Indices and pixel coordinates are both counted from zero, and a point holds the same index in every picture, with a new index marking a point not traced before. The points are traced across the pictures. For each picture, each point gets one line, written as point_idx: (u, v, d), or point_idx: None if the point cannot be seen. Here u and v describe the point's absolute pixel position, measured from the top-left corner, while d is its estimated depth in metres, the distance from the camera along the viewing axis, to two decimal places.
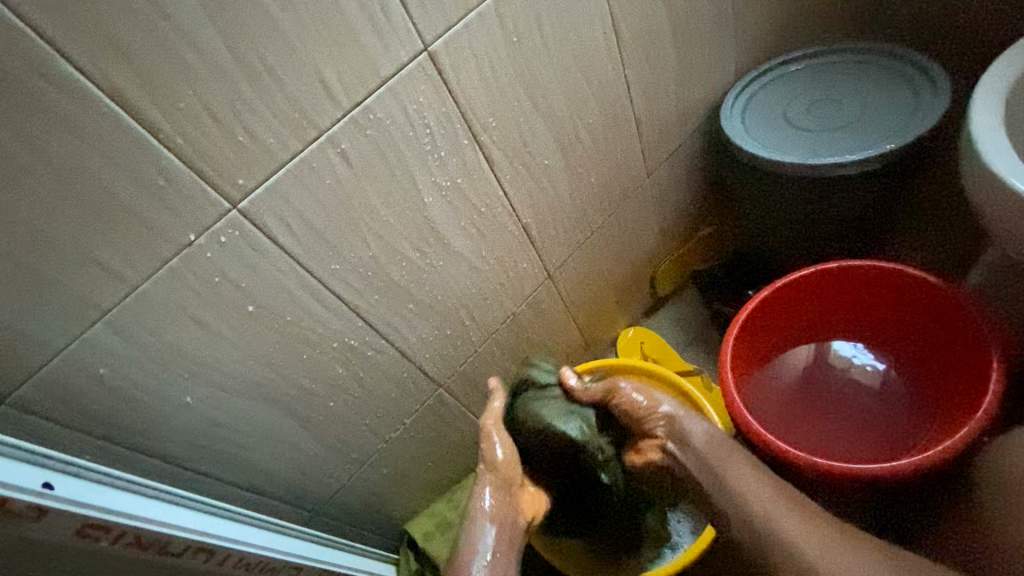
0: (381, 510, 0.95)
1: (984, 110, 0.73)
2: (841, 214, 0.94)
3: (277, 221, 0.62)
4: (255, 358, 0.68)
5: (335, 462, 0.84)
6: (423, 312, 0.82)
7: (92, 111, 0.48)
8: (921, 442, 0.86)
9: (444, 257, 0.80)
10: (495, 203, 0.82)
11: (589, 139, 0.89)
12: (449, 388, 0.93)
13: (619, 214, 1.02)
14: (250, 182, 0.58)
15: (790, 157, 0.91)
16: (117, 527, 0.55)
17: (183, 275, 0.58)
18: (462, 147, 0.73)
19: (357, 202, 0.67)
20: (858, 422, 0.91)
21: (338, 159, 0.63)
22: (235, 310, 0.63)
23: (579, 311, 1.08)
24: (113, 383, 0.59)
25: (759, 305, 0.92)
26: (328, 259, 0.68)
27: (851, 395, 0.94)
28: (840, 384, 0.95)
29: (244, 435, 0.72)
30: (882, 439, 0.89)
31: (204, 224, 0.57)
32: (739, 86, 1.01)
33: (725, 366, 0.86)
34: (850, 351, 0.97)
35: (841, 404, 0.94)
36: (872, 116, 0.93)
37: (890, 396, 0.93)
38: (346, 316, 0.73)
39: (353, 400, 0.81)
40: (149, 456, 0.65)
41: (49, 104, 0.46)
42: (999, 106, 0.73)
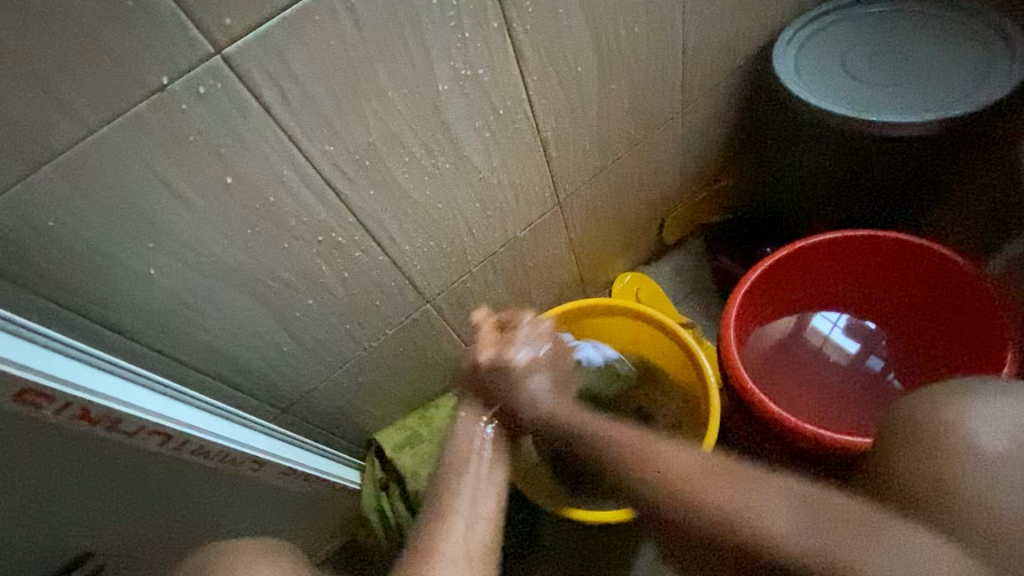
0: (352, 418, 0.92)
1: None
2: (878, 181, 0.88)
3: (268, 81, 0.53)
4: (231, 239, 0.61)
5: (308, 363, 0.80)
6: (420, 219, 0.75)
7: None
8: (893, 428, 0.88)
9: (451, 160, 0.72)
10: (515, 107, 0.73)
11: (629, 52, 0.79)
12: (436, 305, 0.88)
13: (641, 146, 0.94)
14: (239, 24, 0.48)
15: (842, 109, 0.83)
16: (63, 398, 0.50)
17: (151, 128, 0.50)
18: (490, 31, 0.64)
19: (363, 75, 0.58)
20: (832, 396, 0.93)
21: (346, 17, 0.53)
22: (213, 179, 0.55)
23: (581, 245, 1.02)
24: (64, 240, 0.52)
25: (776, 264, 0.88)
26: (322, 138, 0.59)
27: (828, 369, 0.95)
28: (820, 357, 0.95)
29: (213, 320, 0.66)
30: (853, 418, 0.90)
31: (180, 68, 0.48)
32: (800, 21, 0.91)
33: (729, 322, 0.82)
34: (828, 329, 0.96)
35: (808, 377, 0.94)
36: (941, 77, 0.84)
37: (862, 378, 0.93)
38: (335, 208, 0.66)
39: (334, 301, 0.75)
40: (105, 328, 0.59)
41: None
42: None
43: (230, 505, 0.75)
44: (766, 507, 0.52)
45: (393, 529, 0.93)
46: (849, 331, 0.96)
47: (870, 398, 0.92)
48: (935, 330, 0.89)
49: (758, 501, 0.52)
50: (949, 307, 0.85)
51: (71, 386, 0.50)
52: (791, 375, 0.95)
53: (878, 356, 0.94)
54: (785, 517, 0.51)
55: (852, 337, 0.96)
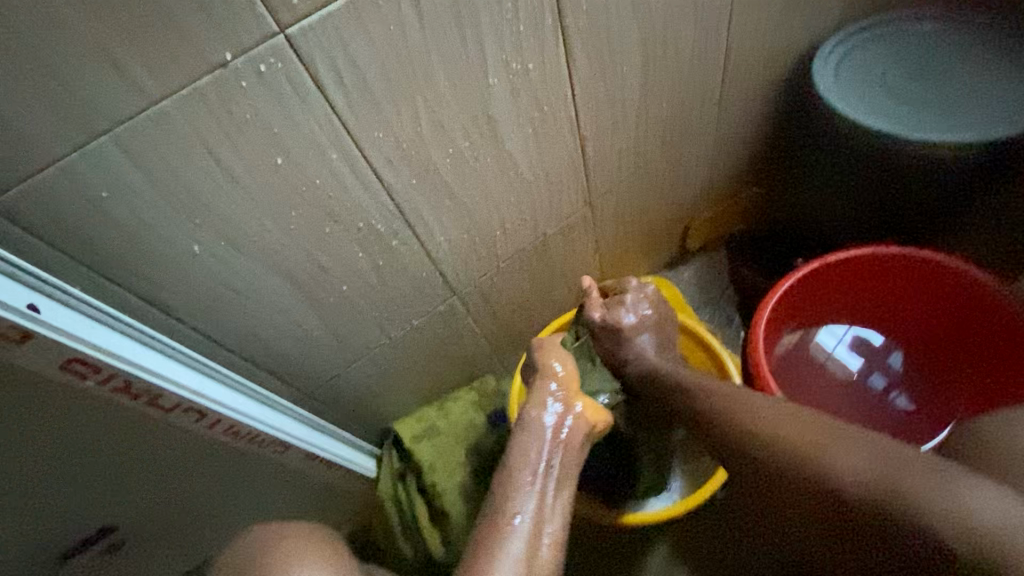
0: (372, 405, 0.92)
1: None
2: (912, 200, 0.88)
3: (327, 65, 0.52)
4: (275, 220, 0.61)
5: (335, 349, 0.80)
6: (457, 210, 0.75)
7: None
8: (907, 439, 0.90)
9: (492, 154, 0.72)
10: (559, 105, 0.73)
11: (674, 57, 0.79)
12: (463, 298, 0.88)
13: (675, 151, 0.94)
14: (305, 5, 0.48)
15: (883, 125, 0.83)
16: (107, 369, 0.50)
17: (210, 104, 0.49)
18: (544, 28, 0.63)
19: (418, 64, 0.57)
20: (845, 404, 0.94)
21: (408, 3, 0.53)
22: (263, 159, 0.55)
23: (607, 247, 1.03)
24: (114, 213, 0.52)
25: (805, 277, 0.88)
26: (372, 124, 0.59)
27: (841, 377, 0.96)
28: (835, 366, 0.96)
29: (249, 301, 0.66)
30: (866, 427, 0.93)
31: (244, 45, 0.48)
32: (841, 35, 0.91)
33: (758, 333, 0.82)
34: (835, 341, 0.97)
35: (813, 389, 0.96)
36: (982, 99, 0.84)
37: (865, 394, 0.95)
38: (378, 196, 0.66)
39: (367, 289, 0.75)
40: (144, 302, 0.59)
41: None
42: None
43: (253, 487, 0.75)
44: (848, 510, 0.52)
45: (408, 518, 0.93)
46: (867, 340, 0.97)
47: (871, 412, 0.94)
48: (943, 348, 0.91)
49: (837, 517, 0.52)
50: (965, 328, 0.86)
51: (115, 358, 0.50)
52: (802, 381, 0.96)
53: (880, 372, 0.96)
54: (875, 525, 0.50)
55: (857, 352, 0.97)
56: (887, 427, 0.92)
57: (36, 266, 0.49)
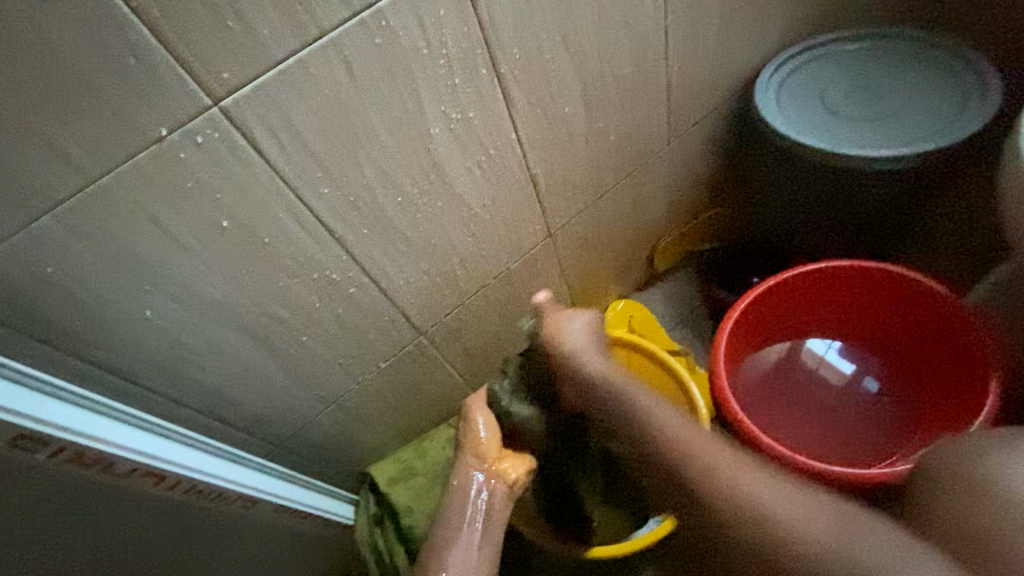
0: (346, 450, 0.92)
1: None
2: (860, 213, 0.91)
3: (264, 129, 0.55)
4: (227, 279, 0.62)
5: (302, 398, 0.80)
6: (413, 254, 0.76)
7: None
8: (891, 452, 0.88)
9: (444, 198, 0.74)
10: (505, 146, 0.75)
11: (615, 93, 0.82)
12: (430, 337, 0.89)
13: (630, 179, 0.97)
14: (237, 78, 0.50)
15: (821, 144, 0.86)
16: (57, 441, 0.50)
17: (150, 177, 0.51)
18: (480, 77, 0.66)
19: (357, 121, 0.60)
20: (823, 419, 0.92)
21: (340, 67, 0.55)
22: (209, 223, 0.57)
23: (573, 275, 1.04)
24: (62, 285, 0.53)
25: (763, 295, 0.89)
26: (316, 180, 0.61)
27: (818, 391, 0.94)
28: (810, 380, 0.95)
29: (208, 359, 0.67)
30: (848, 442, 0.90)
31: (179, 119, 0.50)
32: (779, 60, 0.94)
33: (719, 355, 0.83)
34: (824, 348, 0.96)
35: (803, 398, 0.94)
36: (917, 112, 0.87)
37: (856, 400, 0.93)
38: (330, 246, 0.67)
39: (329, 337, 0.76)
40: (101, 369, 0.60)
41: None
42: None
43: None
44: (749, 474, 0.62)
45: (385, 565, 0.91)
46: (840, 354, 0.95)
47: (864, 419, 0.92)
48: (919, 355, 0.89)
49: (740, 474, 0.62)
50: (936, 336, 0.85)
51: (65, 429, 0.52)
52: (779, 398, 0.94)
53: (875, 376, 0.93)
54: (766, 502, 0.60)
55: (849, 357, 0.95)
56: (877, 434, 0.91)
57: None
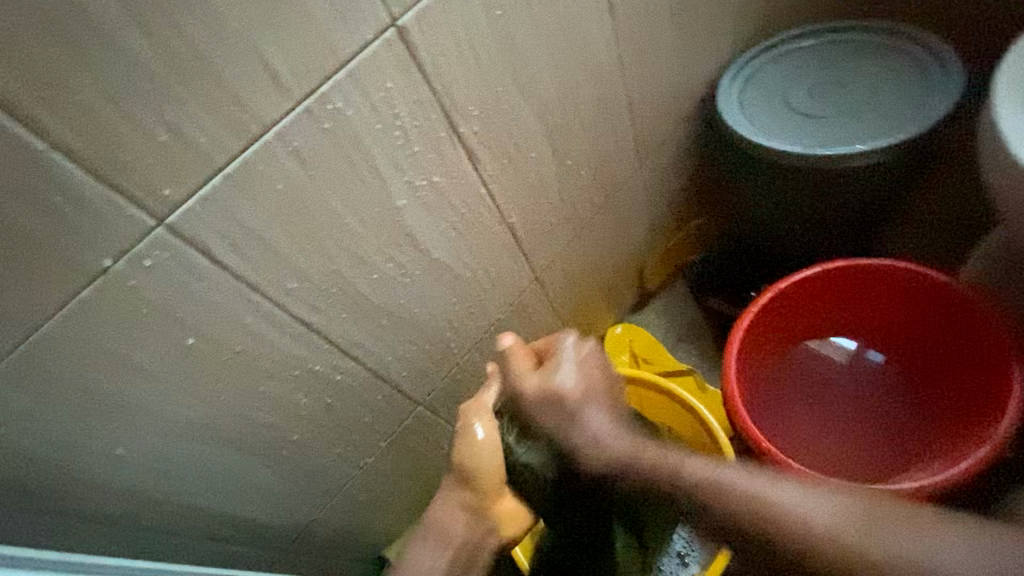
0: (359, 537, 0.87)
1: (1011, 82, 0.68)
2: (844, 207, 0.88)
3: (218, 238, 0.51)
4: (202, 397, 0.57)
5: (303, 496, 0.75)
6: (398, 328, 0.72)
7: None
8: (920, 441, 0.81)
9: (422, 266, 0.70)
10: (477, 202, 0.72)
11: (579, 128, 0.80)
12: (430, 406, 0.84)
13: (607, 208, 0.94)
14: (179, 192, 0.47)
15: (794, 148, 0.84)
16: None
17: (100, 312, 0.47)
18: (439, 140, 0.63)
19: (318, 210, 0.56)
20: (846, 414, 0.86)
21: (289, 159, 0.52)
22: (172, 344, 0.52)
23: (566, 311, 1.01)
24: (18, 442, 0.48)
25: (765, 309, 0.82)
26: (284, 277, 0.57)
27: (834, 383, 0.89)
28: (826, 374, 0.89)
29: (195, 481, 0.62)
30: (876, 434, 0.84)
31: (122, 246, 0.46)
32: (735, 69, 0.92)
33: (731, 381, 0.77)
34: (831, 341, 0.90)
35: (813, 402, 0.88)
36: (881, 103, 0.86)
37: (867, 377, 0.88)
38: (309, 340, 0.63)
39: (321, 429, 0.71)
40: (77, 518, 0.55)
41: None
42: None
43: None
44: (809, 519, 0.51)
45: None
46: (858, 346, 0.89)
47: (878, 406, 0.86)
48: (926, 343, 0.83)
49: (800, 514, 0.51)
50: (939, 329, 0.80)
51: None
52: (795, 400, 0.88)
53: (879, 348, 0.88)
54: (835, 519, 0.51)
55: (850, 334, 0.89)
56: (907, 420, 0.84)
57: None
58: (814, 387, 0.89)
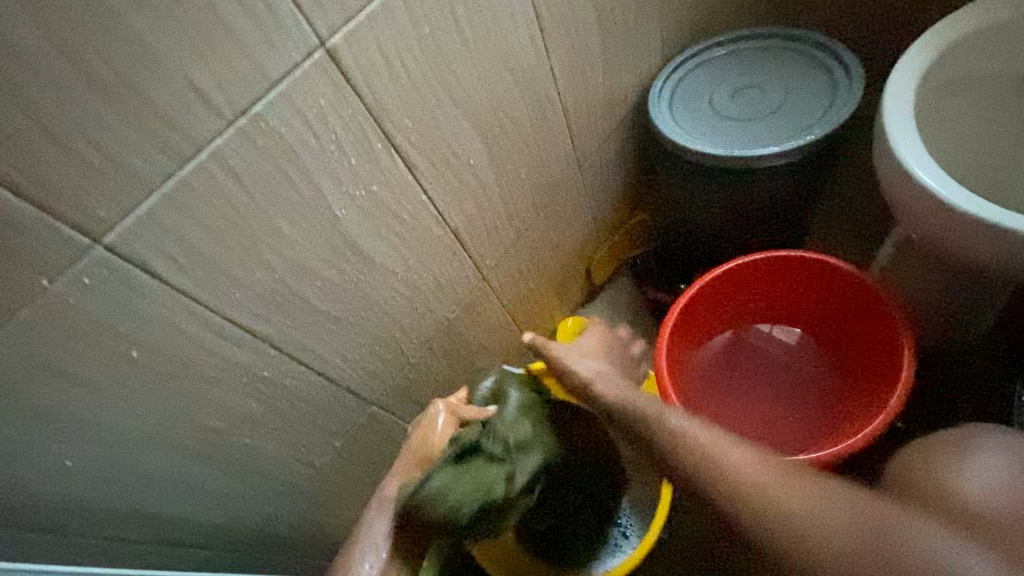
0: (316, 534, 0.90)
1: (901, 88, 0.75)
2: (764, 201, 0.95)
3: (157, 253, 0.53)
4: (149, 407, 0.59)
5: (258, 496, 0.77)
6: (347, 331, 0.75)
7: None
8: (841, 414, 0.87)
9: (366, 272, 0.73)
10: (417, 209, 0.75)
11: (517, 134, 0.84)
12: (383, 404, 0.88)
13: (549, 209, 0.99)
14: (115, 212, 0.48)
15: (717, 149, 0.91)
16: None
17: (41, 330, 0.49)
18: (376, 152, 0.66)
19: (257, 223, 0.59)
20: (773, 395, 0.91)
21: (225, 176, 0.54)
22: (116, 358, 0.54)
23: (515, 308, 1.05)
24: None
25: (691, 301, 0.89)
26: (226, 288, 0.59)
27: (761, 368, 0.94)
28: (753, 361, 0.94)
29: (146, 487, 0.64)
30: (802, 412, 0.89)
31: (60, 266, 0.47)
32: (663, 75, 0.98)
33: (660, 367, 0.83)
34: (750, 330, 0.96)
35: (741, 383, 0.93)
36: (795, 106, 0.93)
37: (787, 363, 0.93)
38: (255, 346, 0.65)
39: (274, 433, 0.74)
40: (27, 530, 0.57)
41: None
42: (912, 111, 0.74)
43: None
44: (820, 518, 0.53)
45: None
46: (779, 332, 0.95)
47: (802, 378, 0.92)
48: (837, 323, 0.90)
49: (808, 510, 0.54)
50: (841, 311, 0.88)
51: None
52: (726, 386, 0.93)
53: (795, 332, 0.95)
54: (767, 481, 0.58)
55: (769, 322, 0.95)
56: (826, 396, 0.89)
57: None
58: (742, 374, 0.94)
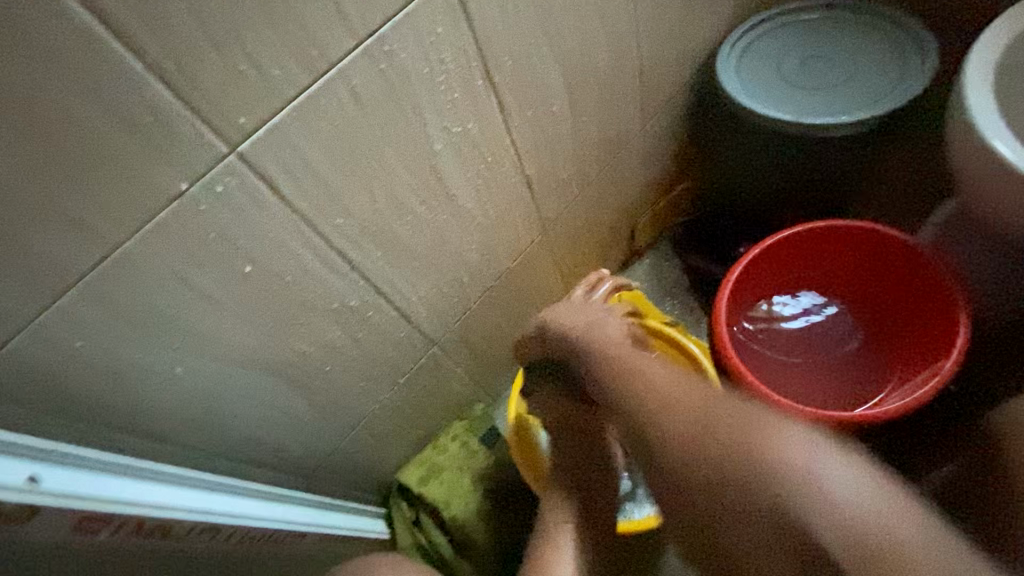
0: (369, 468, 0.93)
1: (981, 66, 0.77)
2: (824, 170, 0.97)
3: (280, 168, 0.53)
4: (252, 324, 0.61)
5: (327, 426, 0.80)
6: (424, 269, 0.77)
7: (72, 33, 0.38)
8: (886, 380, 0.90)
9: (449, 211, 0.74)
10: (501, 152, 0.76)
11: (596, 86, 0.84)
12: (443, 346, 0.90)
13: (611, 168, 1.00)
14: (251, 121, 0.49)
15: (787, 116, 0.92)
16: (120, 517, 0.49)
17: (174, 235, 0.50)
18: (476, 89, 0.66)
19: (367, 149, 0.59)
20: (819, 361, 0.94)
21: (348, 97, 0.54)
22: (231, 271, 0.55)
23: (566, 264, 1.06)
24: (91, 359, 0.51)
25: (750, 263, 0.91)
26: (332, 212, 0.60)
27: (808, 335, 0.96)
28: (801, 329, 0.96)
29: (237, 405, 0.66)
30: (849, 379, 0.92)
31: (198, 171, 0.48)
32: (734, 38, 0.98)
33: (719, 322, 0.87)
34: (803, 298, 0.97)
35: (794, 347, 0.95)
36: (865, 78, 0.94)
37: (835, 332, 0.96)
38: (347, 275, 0.67)
39: (350, 363, 0.76)
40: (133, 436, 0.58)
41: (19, 20, 0.36)
42: (990, 89, 0.76)
43: None
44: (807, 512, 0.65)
45: (434, 557, 0.95)
46: (825, 303, 0.97)
47: (851, 346, 0.94)
48: (886, 296, 0.93)
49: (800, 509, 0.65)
50: (896, 287, 0.91)
51: (144, 506, 0.51)
52: (776, 351, 0.95)
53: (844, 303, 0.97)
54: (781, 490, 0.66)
55: (819, 292, 0.97)
56: (874, 366, 0.92)
57: (33, 436, 0.48)
58: (790, 340, 0.96)
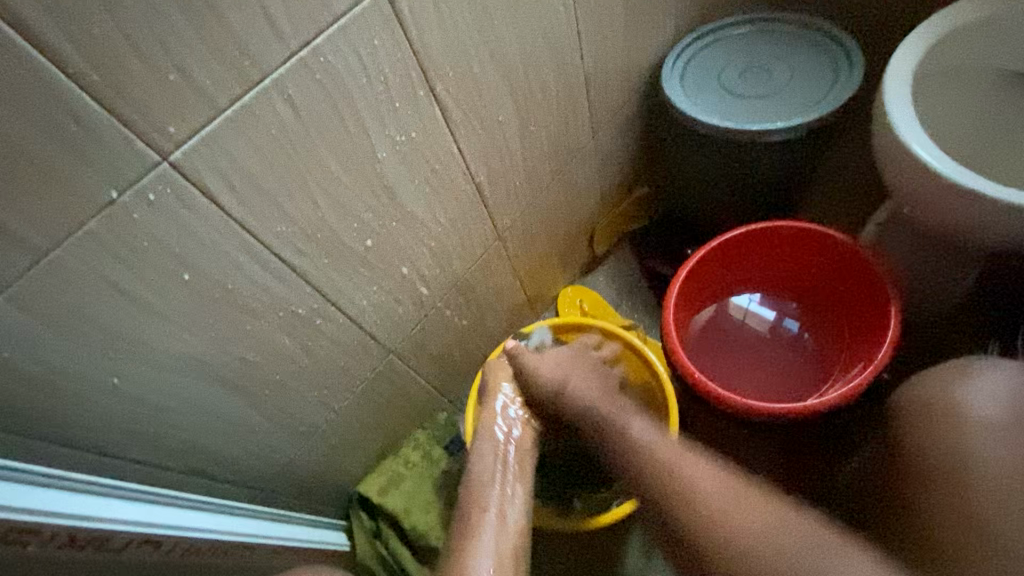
0: (325, 479, 0.92)
1: (898, 73, 0.82)
2: (766, 174, 1.01)
3: (216, 177, 0.54)
4: (192, 332, 0.61)
5: (279, 435, 0.79)
6: (374, 276, 0.77)
7: None
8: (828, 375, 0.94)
9: (398, 219, 0.75)
10: (449, 160, 0.78)
11: (542, 97, 0.87)
12: (400, 353, 0.90)
13: (564, 175, 1.02)
14: (183, 130, 0.50)
15: (727, 123, 0.96)
16: (48, 529, 0.48)
17: (106, 242, 0.50)
18: (418, 98, 0.68)
19: (307, 157, 0.60)
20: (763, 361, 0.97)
21: (284, 106, 0.56)
22: (168, 277, 0.56)
23: (524, 271, 1.07)
24: (20, 368, 0.51)
25: (697, 266, 0.94)
26: (272, 219, 0.61)
27: (753, 335, 1.00)
28: (746, 332, 1.00)
29: (181, 415, 0.66)
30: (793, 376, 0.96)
31: (129, 179, 0.49)
32: (675, 52, 1.02)
33: (668, 322, 0.89)
34: (746, 300, 1.01)
35: (739, 347, 0.99)
36: (799, 87, 0.99)
37: (779, 332, 0.99)
38: (292, 281, 0.67)
39: (301, 372, 0.76)
40: (68, 448, 0.58)
41: None
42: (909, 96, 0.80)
43: None
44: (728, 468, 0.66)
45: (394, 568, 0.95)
46: (765, 303, 1.01)
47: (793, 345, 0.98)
48: (824, 294, 0.97)
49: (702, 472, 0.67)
50: (836, 283, 0.94)
51: (71, 516, 0.50)
52: (722, 351, 0.98)
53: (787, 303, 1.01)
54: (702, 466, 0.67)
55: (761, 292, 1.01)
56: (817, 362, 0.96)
57: None
58: (737, 340, 0.99)
